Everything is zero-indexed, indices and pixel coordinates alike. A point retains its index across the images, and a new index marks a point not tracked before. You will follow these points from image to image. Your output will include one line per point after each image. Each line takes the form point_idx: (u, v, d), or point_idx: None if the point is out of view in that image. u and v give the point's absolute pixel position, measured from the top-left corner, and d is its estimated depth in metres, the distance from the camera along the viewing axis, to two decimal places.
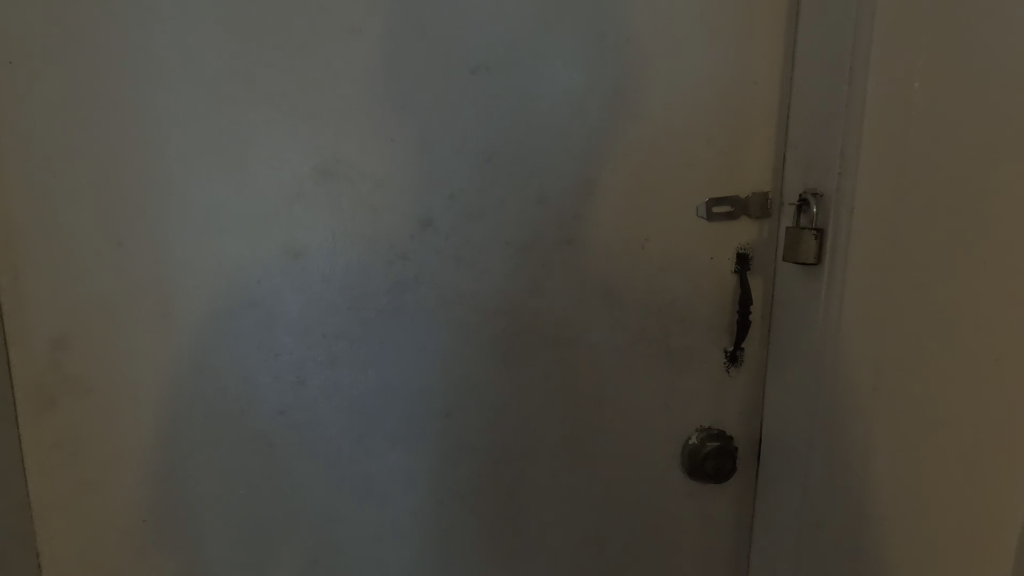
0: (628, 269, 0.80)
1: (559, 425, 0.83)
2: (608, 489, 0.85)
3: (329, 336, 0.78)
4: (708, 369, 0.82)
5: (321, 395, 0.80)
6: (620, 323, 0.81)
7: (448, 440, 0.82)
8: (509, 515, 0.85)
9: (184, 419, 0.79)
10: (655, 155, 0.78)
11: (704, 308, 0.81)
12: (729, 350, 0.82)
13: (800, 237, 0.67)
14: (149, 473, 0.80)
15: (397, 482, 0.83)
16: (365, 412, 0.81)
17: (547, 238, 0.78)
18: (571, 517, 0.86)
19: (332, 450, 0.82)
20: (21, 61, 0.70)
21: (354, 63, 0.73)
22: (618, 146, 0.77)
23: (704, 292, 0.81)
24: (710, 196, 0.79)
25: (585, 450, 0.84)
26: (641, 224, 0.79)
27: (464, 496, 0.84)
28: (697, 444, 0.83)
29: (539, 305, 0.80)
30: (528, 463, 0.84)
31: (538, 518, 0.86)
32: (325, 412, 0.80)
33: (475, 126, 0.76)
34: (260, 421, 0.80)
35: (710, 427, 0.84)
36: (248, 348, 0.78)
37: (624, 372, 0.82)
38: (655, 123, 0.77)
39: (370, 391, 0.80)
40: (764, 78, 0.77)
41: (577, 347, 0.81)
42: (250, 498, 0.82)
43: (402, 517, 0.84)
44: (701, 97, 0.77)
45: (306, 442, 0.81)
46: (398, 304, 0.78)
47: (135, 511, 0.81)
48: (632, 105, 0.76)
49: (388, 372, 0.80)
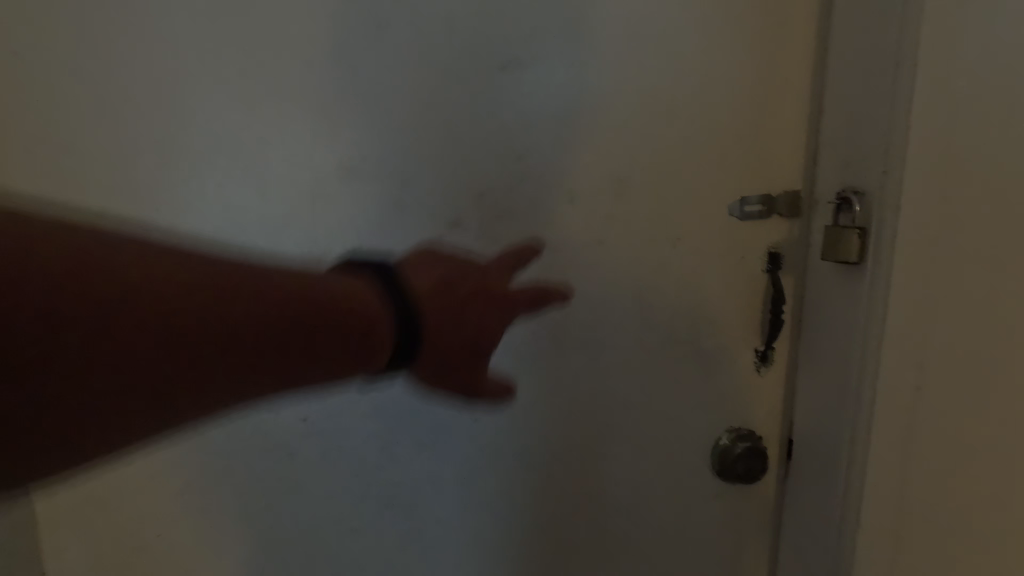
0: (659, 270, 0.78)
1: (590, 428, 0.82)
2: (639, 491, 0.84)
3: None
4: (739, 370, 0.82)
5: (345, 402, 0.77)
6: (651, 324, 0.79)
7: (476, 446, 0.80)
8: (539, 520, 0.84)
9: (200, 429, 0.75)
10: (688, 152, 0.76)
11: (735, 307, 0.80)
12: (761, 350, 0.81)
13: (843, 235, 0.67)
14: (163, 486, 0.77)
15: (424, 490, 0.81)
16: (392, 419, 0.78)
17: (578, 238, 0.77)
18: (602, 521, 0.85)
19: (358, 459, 0.79)
20: (24, 52, 0.65)
21: (381, 58, 0.70)
22: (650, 145, 0.76)
23: (735, 291, 0.80)
24: (742, 195, 0.78)
25: (616, 452, 0.83)
26: (673, 222, 0.78)
27: (493, 502, 0.82)
28: (727, 445, 0.83)
29: (572, 306, 0.78)
30: (558, 467, 0.82)
31: (568, 522, 0.84)
32: (350, 420, 0.78)
33: (507, 124, 0.73)
34: (280, 430, 0.77)
35: (740, 428, 0.83)
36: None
37: (656, 373, 0.81)
38: (688, 118, 0.76)
39: (396, 396, 0.78)
40: (796, 74, 0.76)
41: (609, 349, 0.80)
42: (271, 510, 0.79)
43: (430, 526, 0.82)
44: (734, 93, 0.76)
45: (329, 451, 0.78)
46: None
47: (149, 527, 0.78)
48: (665, 100, 0.75)
49: (415, 376, 0.77)
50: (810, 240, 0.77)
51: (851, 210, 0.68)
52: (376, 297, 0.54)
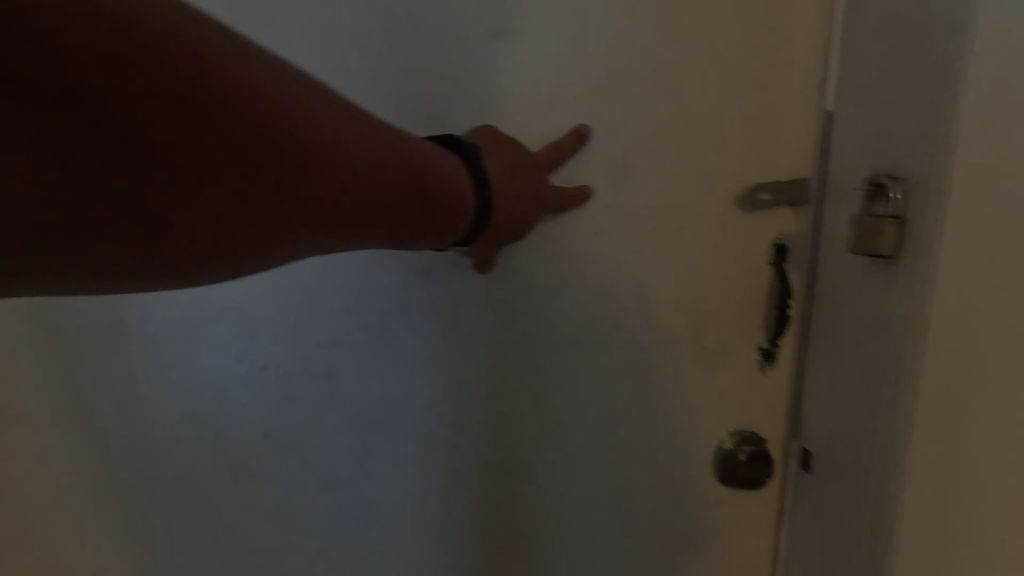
0: (656, 262, 0.71)
1: (582, 436, 0.74)
2: (636, 504, 0.75)
3: (323, 343, 0.68)
4: (742, 374, 0.73)
5: (315, 413, 0.69)
6: (648, 318, 0.72)
7: (459, 459, 0.73)
8: (530, 540, 0.75)
9: (144, 447, 0.68)
10: (683, 131, 0.69)
11: (739, 299, 0.72)
12: (763, 351, 0.72)
13: (877, 226, 0.49)
14: (101, 513, 0.69)
15: (401, 508, 0.73)
16: (366, 431, 0.70)
17: (573, 229, 0.70)
18: (600, 539, 0.76)
19: (330, 478, 0.71)
20: None
21: (357, 47, 0.68)
22: (641, 123, 0.69)
23: (739, 281, 0.72)
24: (746, 175, 0.70)
25: (611, 461, 0.74)
26: (670, 208, 0.70)
27: (479, 520, 0.74)
28: (729, 452, 0.74)
29: (562, 302, 0.71)
30: (549, 480, 0.74)
31: (562, 542, 0.76)
32: (320, 433, 0.70)
33: (489, 97, 0.69)
34: (239, 447, 0.69)
35: (745, 431, 0.74)
36: (225, 360, 0.67)
37: (653, 372, 0.73)
38: (683, 92, 0.68)
39: (371, 405, 0.70)
40: (803, 34, 0.66)
41: (603, 347, 0.72)
42: (229, 538, 0.71)
43: (409, 549, 0.74)
44: (737, 71, 0.68)
45: (295, 469, 0.70)
46: (402, 304, 0.69)
47: (85, 557, 0.70)
48: (659, 75, 0.68)
49: (392, 383, 0.70)
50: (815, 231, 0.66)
51: (886, 195, 0.49)
52: (407, 153, 0.53)
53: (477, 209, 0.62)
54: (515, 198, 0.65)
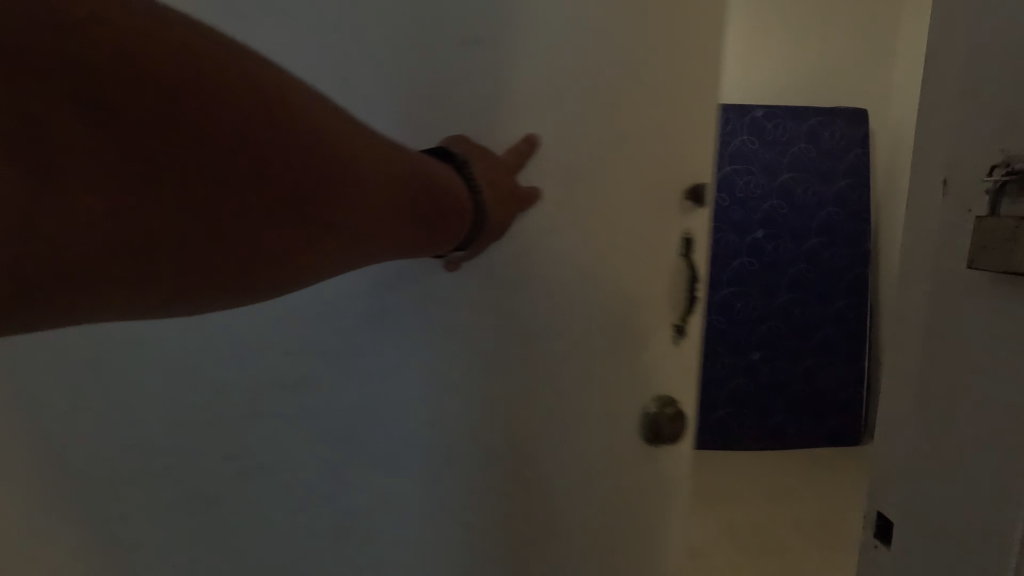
0: (591, 239, 0.88)
1: (534, 399, 0.92)
2: (582, 453, 0.94)
3: (336, 330, 0.89)
4: (671, 351, 0.89)
5: (331, 385, 0.90)
6: (587, 294, 0.89)
7: (441, 422, 0.92)
8: (502, 485, 0.95)
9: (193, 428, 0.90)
10: (613, 142, 0.86)
11: (660, 284, 0.88)
12: (677, 327, 0.89)
13: None
14: (162, 486, 0.92)
15: (398, 462, 0.93)
16: (369, 397, 0.91)
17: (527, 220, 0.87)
18: (558, 481, 0.95)
19: (346, 435, 0.92)
20: None
21: (329, 48, 0.81)
22: (576, 128, 0.86)
23: (658, 269, 0.88)
24: (661, 179, 0.86)
25: (560, 418, 0.93)
26: (598, 203, 0.87)
27: (462, 471, 0.94)
28: (658, 414, 0.90)
29: (519, 291, 0.89)
30: (513, 435, 0.93)
31: (527, 485, 0.95)
32: (335, 399, 0.91)
33: (449, 89, 0.84)
34: (275, 416, 0.90)
35: (665, 395, 0.90)
36: (257, 353, 0.89)
37: (592, 344, 0.91)
38: (611, 109, 0.85)
39: (375, 376, 0.90)
40: (700, 64, 0.84)
41: (552, 326, 0.90)
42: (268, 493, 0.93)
43: (407, 495, 0.95)
44: (671, 99, 0.84)
45: (320, 430, 0.92)
46: (383, 296, 0.88)
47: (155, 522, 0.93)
48: (591, 90, 0.84)
49: (391, 359, 0.90)
50: None
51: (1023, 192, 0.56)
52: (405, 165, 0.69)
53: (473, 212, 0.79)
54: (499, 202, 0.82)
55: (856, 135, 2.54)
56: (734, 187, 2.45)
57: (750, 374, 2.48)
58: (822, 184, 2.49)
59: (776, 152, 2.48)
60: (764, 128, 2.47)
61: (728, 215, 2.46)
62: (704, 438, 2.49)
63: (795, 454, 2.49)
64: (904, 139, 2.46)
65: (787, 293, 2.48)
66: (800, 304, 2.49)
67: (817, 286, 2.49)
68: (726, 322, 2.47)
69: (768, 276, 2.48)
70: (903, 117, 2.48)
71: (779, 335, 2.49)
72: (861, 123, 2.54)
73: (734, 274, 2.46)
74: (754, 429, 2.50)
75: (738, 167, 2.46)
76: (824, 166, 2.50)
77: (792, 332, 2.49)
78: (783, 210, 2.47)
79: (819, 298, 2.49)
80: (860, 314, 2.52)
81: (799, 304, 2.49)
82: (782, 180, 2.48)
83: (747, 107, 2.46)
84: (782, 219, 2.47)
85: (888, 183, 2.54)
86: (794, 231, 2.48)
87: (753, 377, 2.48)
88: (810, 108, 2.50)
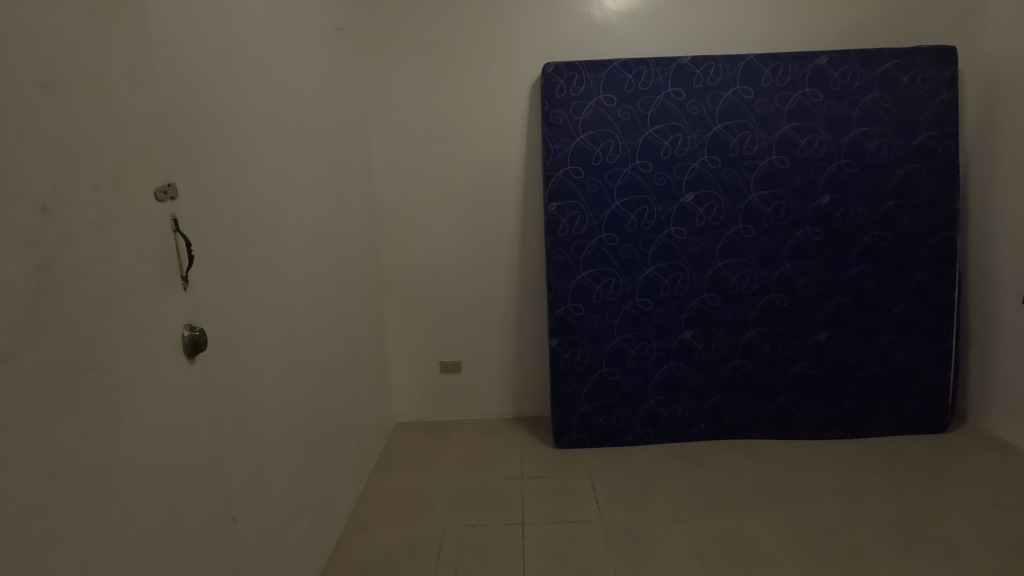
0: (149, 246, 0.87)
1: (139, 414, 0.83)
2: (200, 425, 0.99)
3: None
4: (184, 300, 0.97)
5: None
6: (155, 296, 0.88)
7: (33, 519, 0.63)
8: (140, 516, 0.81)
9: None
10: (140, 137, 0.85)
11: (163, 252, 0.91)
12: (185, 277, 0.97)
13: None
14: None
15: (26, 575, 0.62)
16: None
17: (57, 235, 0.69)
18: (191, 471, 0.95)
19: None
20: None
21: None
22: (73, 121, 0.72)
23: (165, 243, 0.92)
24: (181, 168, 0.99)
25: (183, 407, 0.94)
26: (142, 197, 0.86)
27: (75, 552, 0.69)
28: (189, 338, 0.96)
29: (58, 310, 0.69)
30: (119, 468, 0.78)
31: (174, 488, 0.90)
32: None
33: None
34: None
35: (189, 327, 0.97)
36: None
37: (173, 339, 0.93)
38: (129, 103, 0.83)
39: None
40: (174, 61, 0.98)
41: (146, 337, 0.86)
42: None
43: (107, 556, 0.74)
44: (173, 94, 0.98)
45: None
46: None
47: None
48: (60, 81, 0.70)
49: None
50: (171, 205, 0.93)
51: None
52: None
53: None
54: None
55: (943, 77, 2.18)
56: (795, 147, 2.19)
57: (817, 355, 2.28)
58: (899, 138, 2.19)
59: (843, 105, 2.18)
60: (829, 78, 2.17)
61: (789, 180, 2.20)
62: (765, 426, 2.31)
63: (869, 444, 2.26)
64: (1002, 79, 2.15)
65: (858, 265, 2.23)
66: (873, 276, 2.24)
67: (893, 255, 2.23)
68: (786, 299, 2.26)
69: (836, 247, 2.22)
70: (1001, 54, 2.16)
71: (849, 313, 2.25)
72: (949, 62, 2.18)
73: (797, 245, 2.23)
74: (823, 415, 2.29)
75: (800, 124, 2.18)
76: (901, 117, 2.18)
77: (863, 308, 2.25)
78: (852, 170, 2.19)
79: (896, 269, 2.23)
80: (946, 286, 2.24)
81: (871, 276, 2.24)
82: (851, 136, 2.19)
83: (809, 54, 2.17)
84: (852, 181, 2.20)
85: (982, 131, 2.24)
86: (865, 193, 2.20)
87: (820, 358, 2.28)
88: (885, 50, 2.17)
